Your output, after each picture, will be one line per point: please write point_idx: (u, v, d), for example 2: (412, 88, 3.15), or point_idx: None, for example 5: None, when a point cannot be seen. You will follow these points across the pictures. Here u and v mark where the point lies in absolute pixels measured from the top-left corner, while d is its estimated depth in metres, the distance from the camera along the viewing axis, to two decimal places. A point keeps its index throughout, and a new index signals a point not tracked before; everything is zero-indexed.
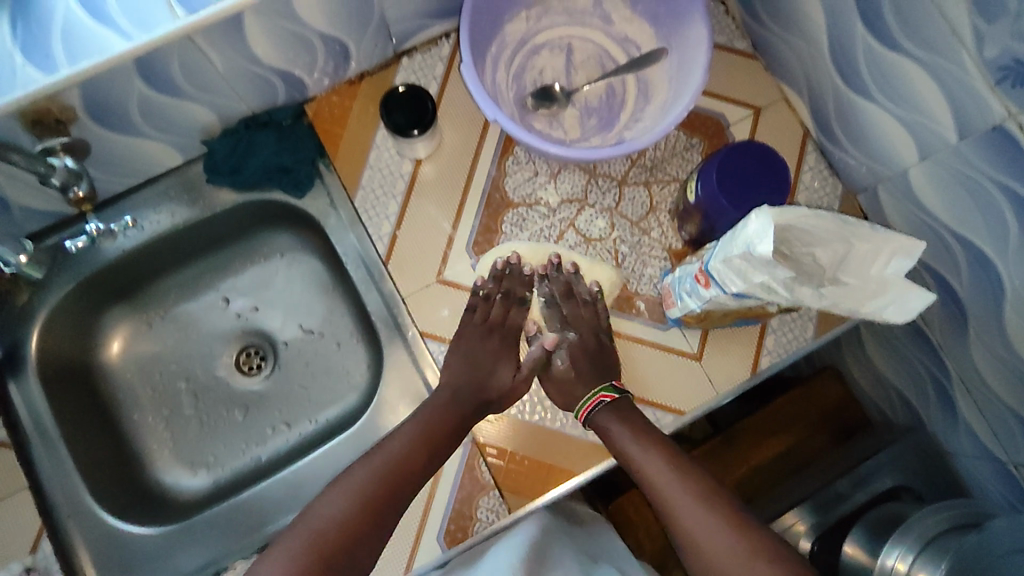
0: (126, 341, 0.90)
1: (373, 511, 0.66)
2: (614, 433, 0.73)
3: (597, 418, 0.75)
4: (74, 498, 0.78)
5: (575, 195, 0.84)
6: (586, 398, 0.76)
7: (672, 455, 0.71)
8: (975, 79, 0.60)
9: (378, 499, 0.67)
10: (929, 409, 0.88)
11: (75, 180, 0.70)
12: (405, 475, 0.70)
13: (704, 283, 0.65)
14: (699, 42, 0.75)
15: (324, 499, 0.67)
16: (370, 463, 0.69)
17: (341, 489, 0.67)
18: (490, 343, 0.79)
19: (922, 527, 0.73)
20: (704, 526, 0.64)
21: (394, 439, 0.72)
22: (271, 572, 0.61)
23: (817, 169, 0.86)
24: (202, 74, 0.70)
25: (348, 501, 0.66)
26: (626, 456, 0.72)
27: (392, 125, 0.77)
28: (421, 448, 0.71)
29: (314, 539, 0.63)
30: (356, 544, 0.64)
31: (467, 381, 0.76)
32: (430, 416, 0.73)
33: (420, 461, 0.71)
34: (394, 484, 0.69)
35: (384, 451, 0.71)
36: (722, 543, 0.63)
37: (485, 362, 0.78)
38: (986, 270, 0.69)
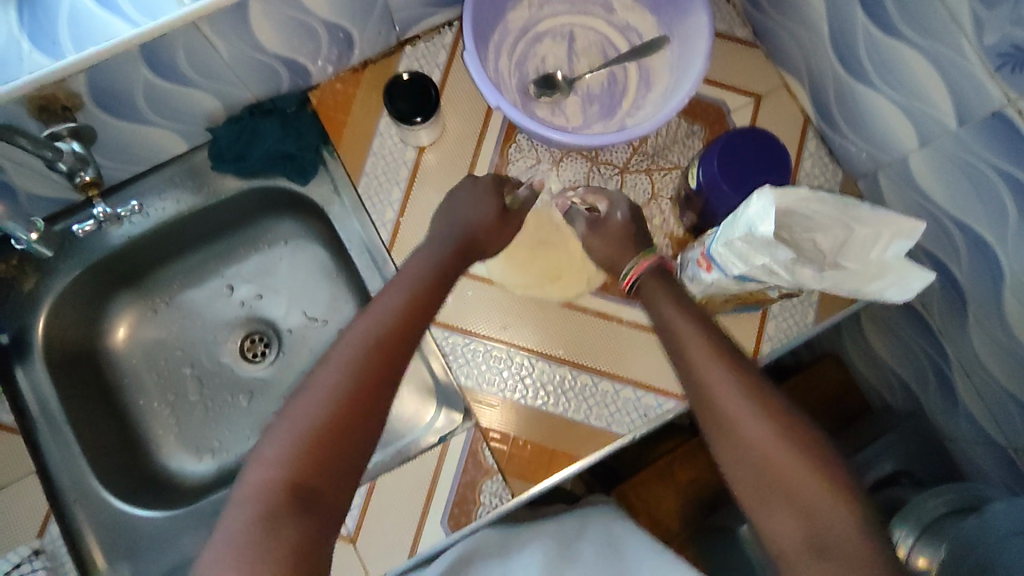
0: (131, 328, 0.91)
1: (370, 380, 0.58)
2: (657, 298, 0.70)
3: (642, 281, 0.72)
4: (80, 481, 0.79)
5: (577, 182, 0.84)
6: (631, 265, 0.73)
7: (716, 334, 0.65)
8: (975, 65, 0.61)
9: (372, 366, 0.59)
10: (928, 395, 0.89)
11: (82, 164, 0.71)
12: (401, 335, 0.62)
13: (706, 267, 0.65)
14: (700, 29, 0.75)
15: (315, 372, 0.58)
16: (363, 324, 0.62)
17: (332, 362, 0.59)
18: (477, 184, 0.76)
19: (924, 510, 0.75)
20: (746, 415, 0.58)
21: (388, 295, 0.65)
22: (269, 459, 0.54)
23: (817, 156, 0.87)
24: (207, 61, 0.70)
25: (343, 359, 0.59)
26: (671, 335, 0.66)
27: (395, 112, 0.78)
28: (411, 309, 0.64)
29: (305, 421, 0.55)
30: (355, 427, 0.56)
31: (452, 227, 0.73)
32: (420, 280, 0.68)
33: (414, 321, 0.64)
34: (389, 348, 0.61)
35: (379, 322, 0.62)
36: (759, 426, 0.57)
37: (465, 207, 0.75)
38: (985, 255, 0.70)
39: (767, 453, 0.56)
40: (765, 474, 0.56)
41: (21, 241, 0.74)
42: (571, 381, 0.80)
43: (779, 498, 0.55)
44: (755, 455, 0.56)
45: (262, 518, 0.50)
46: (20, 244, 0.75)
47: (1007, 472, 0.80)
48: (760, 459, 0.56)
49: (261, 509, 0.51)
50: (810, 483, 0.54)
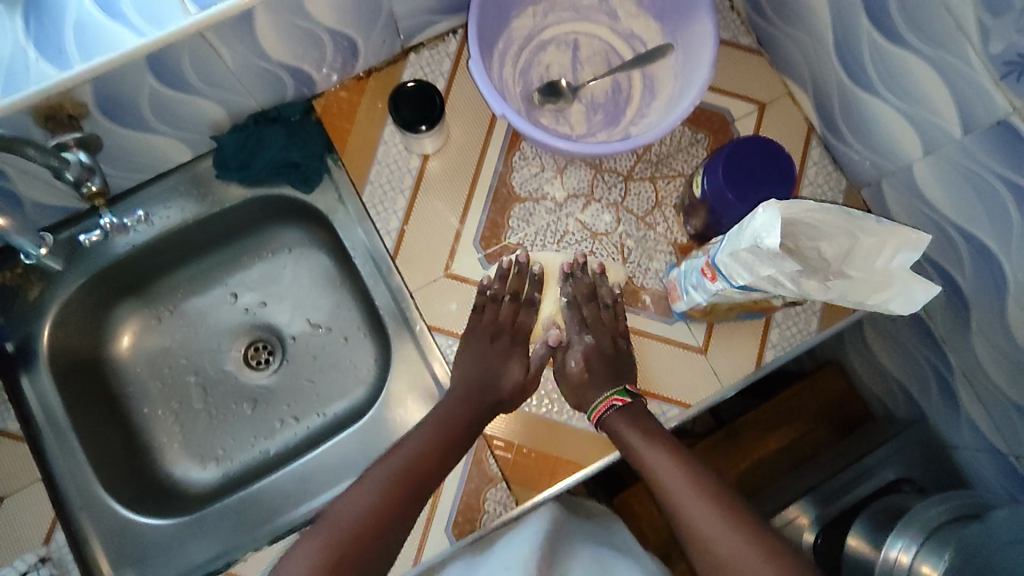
0: (135, 336, 0.91)
1: (384, 519, 0.65)
2: (625, 433, 0.72)
3: (609, 420, 0.73)
4: (85, 489, 0.79)
5: (581, 190, 0.84)
6: (598, 401, 0.75)
7: (671, 444, 0.70)
8: (980, 74, 0.61)
9: (393, 499, 0.67)
10: (931, 403, 0.89)
11: (88, 174, 0.70)
12: (422, 488, 0.69)
13: (711, 276, 0.65)
14: (704, 38, 0.75)
15: (336, 508, 0.66)
16: (383, 468, 0.69)
17: (363, 485, 0.67)
18: (496, 348, 0.79)
19: (925, 518, 0.74)
20: (702, 517, 0.63)
21: (414, 438, 0.72)
22: (291, 571, 0.60)
23: (821, 164, 0.87)
24: (213, 70, 0.71)
25: (368, 498, 0.66)
26: (626, 451, 0.72)
27: (400, 120, 0.78)
28: (440, 446, 0.71)
29: (336, 531, 0.63)
30: (371, 548, 0.63)
31: (474, 382, 0.76)
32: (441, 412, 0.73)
33: (438, 467, 0.70)
34: (409, 485, 0.68)
35: (391, 468, 0.69)
36: (715, 531, 0.61)
37: (494, 366, 0.77)
38: (989, 263, 0.70)
39: (724, 554, 0.60)
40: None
41: (29, 254, 0.75)
42: None
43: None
44: (714, 557, 0.61)
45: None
46: (30, 258, 0.77)
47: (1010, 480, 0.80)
48: (718, 559, 0.60)
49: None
50: (760, 568, 0.58)
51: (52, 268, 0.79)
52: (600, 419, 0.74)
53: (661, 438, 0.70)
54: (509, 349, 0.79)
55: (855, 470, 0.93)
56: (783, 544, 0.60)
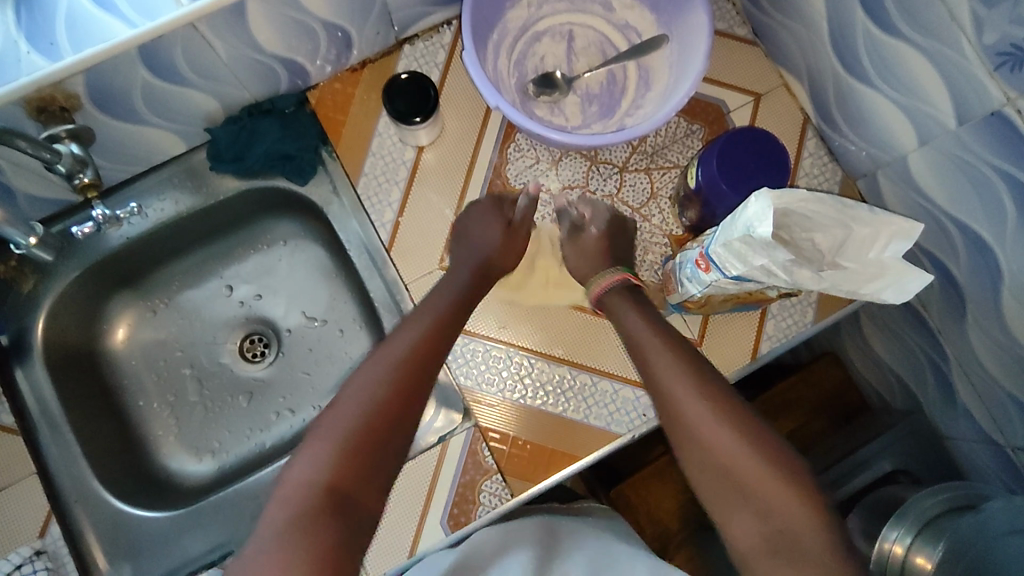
0: (130, 328, 0.91)
1: (400, 402, 0.61)
2: (622, 315, 0.71)
3: (607, 299, 0.73)
4: (81, 482, 0.79)
5: (576, 182, 0.84)
6: (594, 282, 0.75)
7: (682, 348, 0.66)
8: (974, 64, 0.61)
9: (403, 378, 0.62)
10: (926, 393, 0.89)
11: (81, 166, 0.71)
12: (427, 362, 0.65)
13: (703, 267, 0.65)
14: (699, 28, 0.75)
15: (342, 395, 0.61)
16: (382, 355, 0.64)
17: (367, 369, 0.62)
18: (483, 207, 0.78)
19: (920, 509, 0.73)
20: (710, 427, 0.60)
21: (412, 323, 0.68)
22: (305, 470, 0.56)
23: (817, 156, 0.87)
24: (206, 62, 0.70)
25: (376, 377, 0.62)
26: (637, 348, 0.68)
27: (394, 112, 0.78)
28: (433, 329, 0.67)
29: (346, 421, 0.58)
30: (388, 431, 0.59)
31: (464, 256, 0.77)
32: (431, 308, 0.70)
33: (436, 344, 0.67)
34: (417, 368, 0.63)
35: (385, 351, 0.64)
36: (693, 411, 0.61)
37: (472, 228, 0.78)
38: (984, 255, 0.70)
39: (731, 464, 0.58)
40: (733, 487, 0.58)
41: (20, 246, 0.75)
42: (569, 381, 0.80)
43: (738, 499, 0.58)
44: (721, 467, 0.59)
45: (303, 525, 0.52)
46: (20, 248, 0.76)
47: (1006, 471, 0.80)
48: (726, 471, 0.58)
49: (292, 515, 0.53)
50: (763, 482, 0.57)
51: (45, 259, 0.80)
52: (598, 299, 0.75)
53: (657, 322, 0.69)
54: (491, 204, 0.79)
55: (852, 461, 0.94)
56: (777, 443, 0.59)
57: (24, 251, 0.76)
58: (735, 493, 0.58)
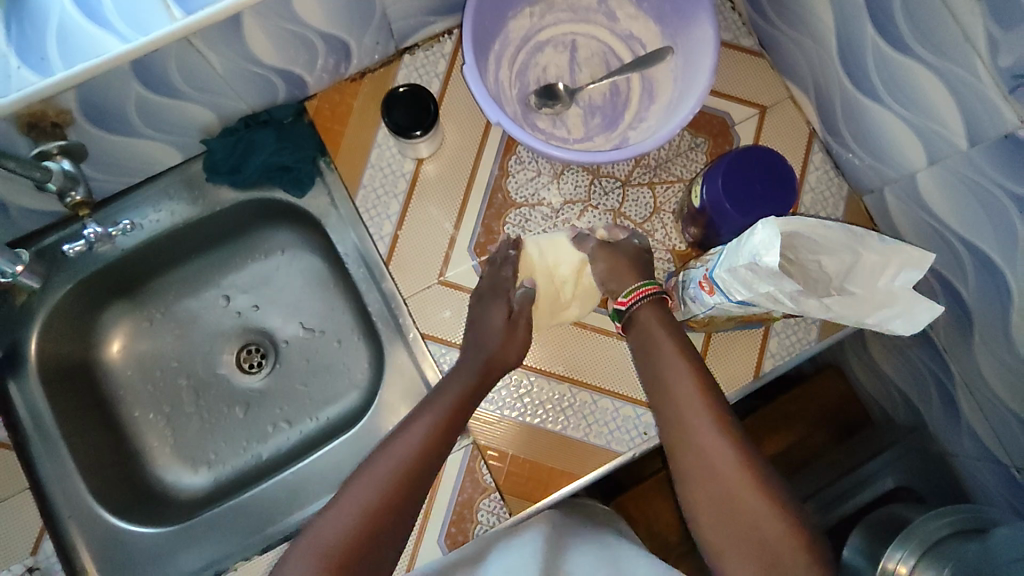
0: (126, 339, 0.90)
1: (378, 529, 0.60)
2: (652, 331, 0.69)
3: (637, 313, 0.70)
4: (74, 498, 0.78)
5: (578, 196, 0.83)
6: (631, 288, 0.71)
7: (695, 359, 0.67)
8: (987, 86, 0.59)
9: (390, 504, 0.62)
10: (931, 409, 0.88)
11: (72, 183, 0.70)
12: (413, 485, 0.63)
13: (708, 290, 0.64)
14: (705, 42, 0.74)
15: (340, 498, 0.62)
16: (376, 471, 0.63)
17: (354, 491, 0.62)
18: (489, 299, 0.76)
19: (926, 530, 0.74)
20: (711, 446, 0.61)
21: (400, 442, 0.66)
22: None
23: (823, 170, 0.85)
24: (200, 75, 0.69)
25: (357, 511, 0.60)
26: (644, 352, 0.68)
27: (392, 125, 0.76)
28: (427, 448, 0.66)
29: (335, 544, 0.58)
30: (368, 557, 0.59)
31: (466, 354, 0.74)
32: (428, 432, 0.67)
33: (427, 465, 0.65)
34: (399, 493, 0.62)
35: (377, 470, 0.63)
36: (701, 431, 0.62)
37: (477, 321, 0.75)
38: (993, 276, 0.69)
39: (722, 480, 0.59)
40: (723, 500, 0.59)
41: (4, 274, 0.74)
42: (569, 399, 0.79)
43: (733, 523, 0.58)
44: (715, 483, 0.60)
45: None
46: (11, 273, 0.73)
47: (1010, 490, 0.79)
48: (717, 484, 0.60)
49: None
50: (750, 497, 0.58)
51: (31, 288, 0.79)
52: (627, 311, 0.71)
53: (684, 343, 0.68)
54: (496, 295, 0.76)
55: (856, 477, 0.93)
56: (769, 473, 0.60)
57: (9, 280, 0.74)
58: (722, 509, 0.59)
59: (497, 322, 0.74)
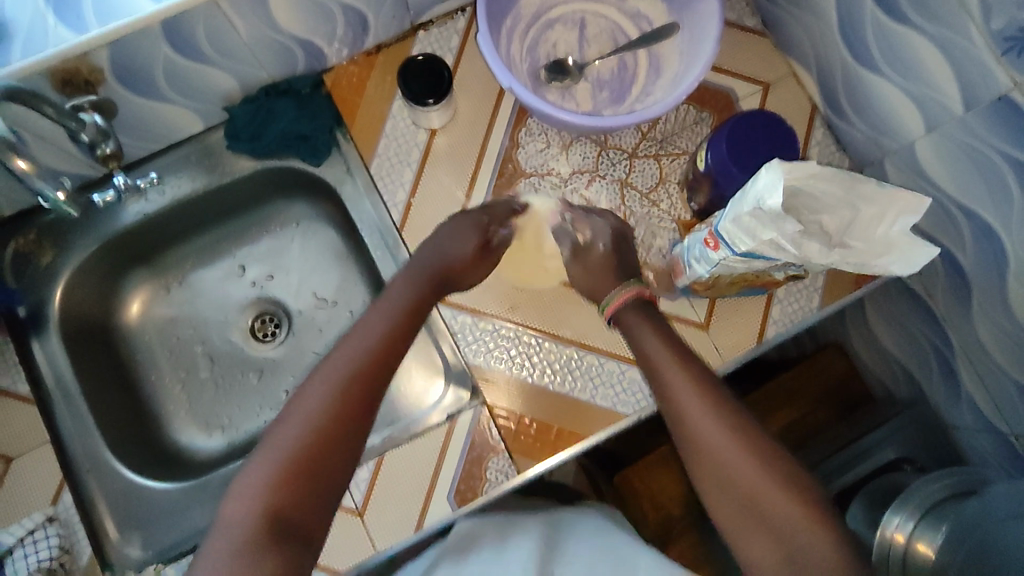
0: (145, 304, 0.92)
1: (351, 412, 0.59)
2: (639, 335, 0.68)
3: (623, 315, 0.70)
4: (93, 454, 0.80)
5: (586, 166, 0.85)
6: (612, 295, 0.72)
7: (688, 360, 0.64)
8: (982, 49, 0.62)
9: (360, 380, 0.60)
10: (932, 382, 0.89)
11: (103, 138, 0.71)
12: (381, 365, 0.62)
13: (713, 245, 0.66)
14: (710, 15, 0.76)
15: (297, 398, 0.59)
16: (342, 356, 0.62)
17: (325, 369, 0.61)
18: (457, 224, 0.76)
19: (921, 495, 0.75)
20: (724, 444, 0.58)
21: (363, 328, 0.65)
22: (247, 489, 0.54)
23: (824, 145, 0.88)
24: (226, 40, 0.72)
25: (322, 392, 0.59)
26: (647, 361, 0.65)
27: (408, 94, 0.79)
28: (391, 332, 0.65)
29: (303, 431, 0.56)
30: (342, 441, 0.58)
31: (429, 257, 0.74)
32: (401, 312, 0.67)
33: (396, 345, 0.65)
34: (371, 372, 0.61)
35: (351, 348, 0.63)
36: (704, 423, 0.59)
37: (450, 240, 0.75)
38: (990, 241, 0.71)
39: (743, 479, 0.56)
40: (745, 503, 0.56)
41: (46, 200, 0.66)
42: (577, 361, 0.81)
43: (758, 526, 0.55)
44: (732, 482, 0.57)
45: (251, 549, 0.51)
46: (47, 203, 0.67)
47: (1010, 459, 0.81)
48: (733, 489, 0.57)
49: (246, 535, 0.52)
50: (774, 495, 0.55)
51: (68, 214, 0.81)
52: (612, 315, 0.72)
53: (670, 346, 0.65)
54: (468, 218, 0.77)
55: (854, 451, 0.97)
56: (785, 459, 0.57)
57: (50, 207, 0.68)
58: (741, 508, 0.56)
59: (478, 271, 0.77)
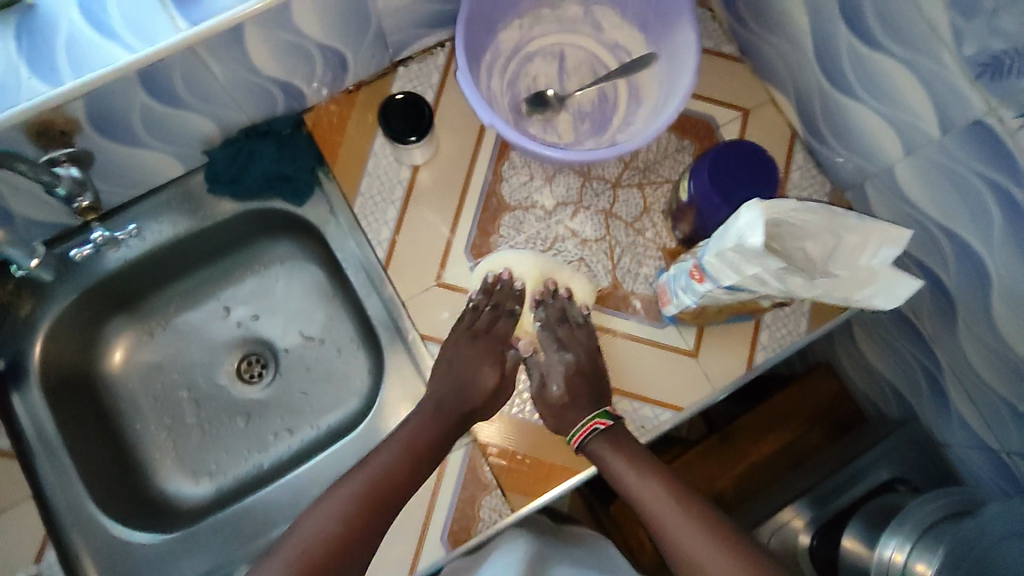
0: (128, 350, 0.91)
1: (353, 546, 0.65)
2: (606, 458, 0.73)
3: (590, 446, 0.74)
4: (77, 507, 0.79)
5: (570, 198, 0.85)
6: (577, 426, 0.74)
7: (664, 474, 0.71)
8: (955, 75, 0.62)
9: (362, 512, 0.67)
10: (922, 400, 0.89)
11: (80, 189, 0.72)
12: (387, 496, 0.69)
13: (698, 278, 0.66)
14: (687, 45, 0.76)
15: (296, 532, 0.65)
16: (354, 481, 0.69)
17: (331, 496, 0.68)
18: (475, 349, 0.79)
19: (918, 516, 0.73)
20: (685, 532, 0.65)
21: (375, 459, 0.71)
22: None
23: (805, 168, 0.88)
24: (204, 86, 0.72)
25: (330, 521, 0.65)
26: (625, 493, 0.71)
27: (389, 133, 0.79)
28: (402, 466, 0.71)
29: (302, 556, 0.62)
30: (346, 556, 0.64)
31: (454, 393, 0.76)
32: (414, 447, 0.73)
33: (405, 484, 0.71)
34: (370, 511, 0.68)
35: (361, 475, 0.70)
36: (682, 530, 0.66)
37: (465, 371, 0.77)
38: (973, 262, 0.71)
39: None
40: None
41: (22, 267, 0.74)
42: None
43: None
44: None
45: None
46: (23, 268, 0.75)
47: (1003, 476, 0.81)
48: None
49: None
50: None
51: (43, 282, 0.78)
52: (580, 446, 0.75)
53: (640, 459, 0.72)
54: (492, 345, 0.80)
55: (849, 471, 0.93)
56: None
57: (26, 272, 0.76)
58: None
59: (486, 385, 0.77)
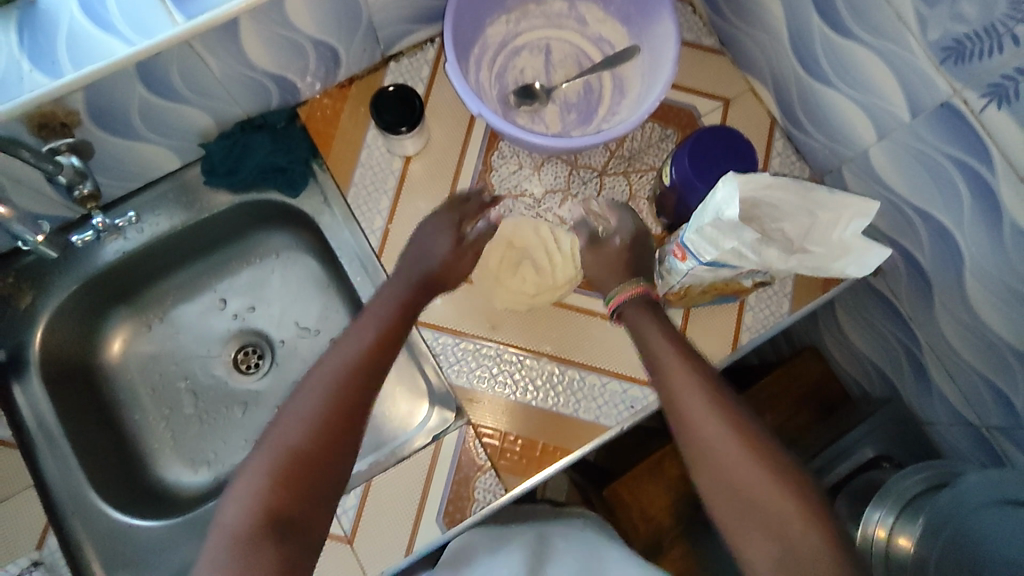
0: (126, 342, 0.93)
1: (338, 432, 0.62)
2: (643, 327, 0.72)
3: (626, 310, 0.75)
4: (77, 494, 0.80)
5: (558, 186, 0.88)
6: (616, 291, 0.76)
7: (699, 369, 0.67)
8: (922, 60, 0.65)
9: (341, 404, 0.63)
10: (903, 378, 0.92)
11: (81, 178, 0.74)
12: (362, 376, 0.66)
13: (681, 256, 0.69)
14: (667, 35, 0.79)
15: (273, 431, 0.62)
16: (331, 364, 0.66)
17: (307, 387, 0.64)
18: (440, 224, 0.81)
19: (900, 489, 0.73)
20: (718, 436, 0.62)
21: (347, 343, 0.68)
22: (246, 488, 0.59)
23: (785, 155, 0.91)
24: (199, 79, 0.74)
25: (310, 406, 0.63)
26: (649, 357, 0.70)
27: (381, 123, 0.81)
28: (373, 349, 0.68)
29: (289, 448, 0.60)
30: (331, 470, 0.61)
31: (408, 268, 0.78)
32: (385, 325, 0.71)
33: (376, 369, 0.67)
34: (348, 395, 0.64)
35: (330, 368, 0.65)
36: (707, 426, 0.63)
37: (425, 241, 0.79)
38: (947, 241, 0.74)
39: (742, 480, 0.60)
40: (744, 503, 0.59)
41: (27, 242, 0.75)
42: (558, 376, 0.82)
43: (753, 516, 0.59)
44: (731, 479, 0.60)
45: (247, 546, 0.55)
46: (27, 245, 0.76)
47: (982, 449, 0.83)
48: (738, 490, 0.60)
49: (241, 530, 0.56)
50: (794, 525, 0.57)
51: (48, 257, 0.78)
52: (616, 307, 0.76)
53: (676, 341, 0.70)
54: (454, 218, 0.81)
55: (837, 449, 0.98)
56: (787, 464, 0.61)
57: (30, 250, 0.76)
58: (750, 517, 0.59)
59: (465, 264, 0.81)
